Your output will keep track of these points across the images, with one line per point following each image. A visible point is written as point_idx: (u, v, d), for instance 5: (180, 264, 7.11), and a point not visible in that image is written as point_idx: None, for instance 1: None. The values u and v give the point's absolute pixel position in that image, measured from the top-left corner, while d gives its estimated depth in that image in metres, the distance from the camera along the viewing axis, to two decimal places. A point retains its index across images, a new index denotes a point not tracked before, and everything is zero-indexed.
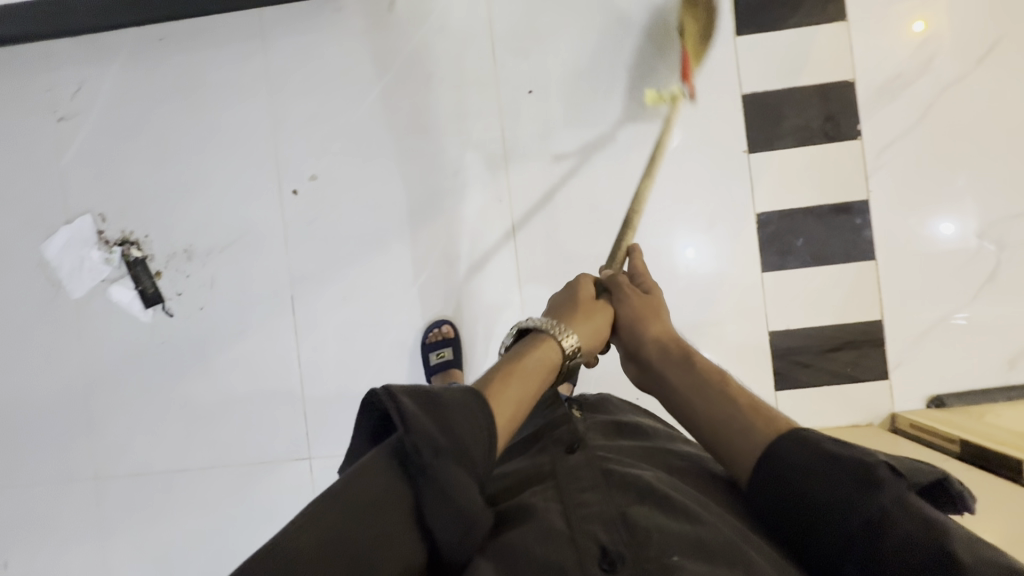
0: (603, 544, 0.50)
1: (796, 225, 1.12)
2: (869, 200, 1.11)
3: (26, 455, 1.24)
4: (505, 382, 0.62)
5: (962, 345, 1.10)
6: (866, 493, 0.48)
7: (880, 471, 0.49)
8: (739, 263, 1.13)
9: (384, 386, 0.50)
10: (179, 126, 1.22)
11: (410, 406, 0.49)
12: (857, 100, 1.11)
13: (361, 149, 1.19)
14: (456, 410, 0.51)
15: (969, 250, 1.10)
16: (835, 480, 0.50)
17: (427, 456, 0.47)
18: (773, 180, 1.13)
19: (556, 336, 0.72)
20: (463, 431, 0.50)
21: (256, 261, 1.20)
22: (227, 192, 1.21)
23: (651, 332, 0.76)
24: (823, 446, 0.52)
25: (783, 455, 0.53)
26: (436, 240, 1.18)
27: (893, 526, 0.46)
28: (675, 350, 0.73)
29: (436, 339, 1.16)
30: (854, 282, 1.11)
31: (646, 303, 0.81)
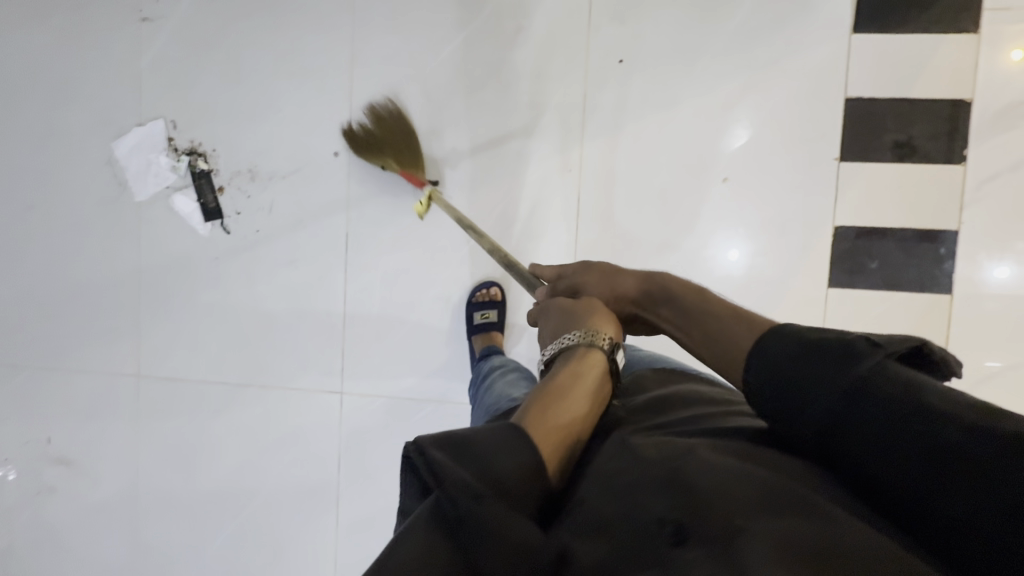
0: (660, 516, 0.45)
1: (875, 245, 1.06)
2: (959, 231, 1.05)
3: (74, 343, 1.30)
4: (543, 403, 0.55)
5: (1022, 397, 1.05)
6: (851, 370, 0.48)
7: (855, 349, 0.49)
8: (805, 274, 1.09)
9: (414, 439, 0.49)
10: (258, 45, 1.20)
11: (441, 456, 0.47)
12: (970, 123, 1.04)
13: (435, 95, 1.16)
14: (490, 447, 0.48)
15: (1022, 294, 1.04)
16: (827, 368, 0.49)
17: (467, 506, 0.45)
18: (860, 194, 1.07)
19: (591, 344, 0.63)
20: (506, 468, 0.47)
21: (316, 192, 1.20)
22: (297, 118, 1.20)
23: (627, 284, 0.72)
24: (803, 339, 0.53)
25: (775, 360, 0.53)
26: (497, 200, 1.16)
27: (892, 406, 0.45)
28: (659, 283, 0.70)
29: (482, 300, 1.16)
30: (923, 314, 1.06)
31: (600, 274, 0.75)
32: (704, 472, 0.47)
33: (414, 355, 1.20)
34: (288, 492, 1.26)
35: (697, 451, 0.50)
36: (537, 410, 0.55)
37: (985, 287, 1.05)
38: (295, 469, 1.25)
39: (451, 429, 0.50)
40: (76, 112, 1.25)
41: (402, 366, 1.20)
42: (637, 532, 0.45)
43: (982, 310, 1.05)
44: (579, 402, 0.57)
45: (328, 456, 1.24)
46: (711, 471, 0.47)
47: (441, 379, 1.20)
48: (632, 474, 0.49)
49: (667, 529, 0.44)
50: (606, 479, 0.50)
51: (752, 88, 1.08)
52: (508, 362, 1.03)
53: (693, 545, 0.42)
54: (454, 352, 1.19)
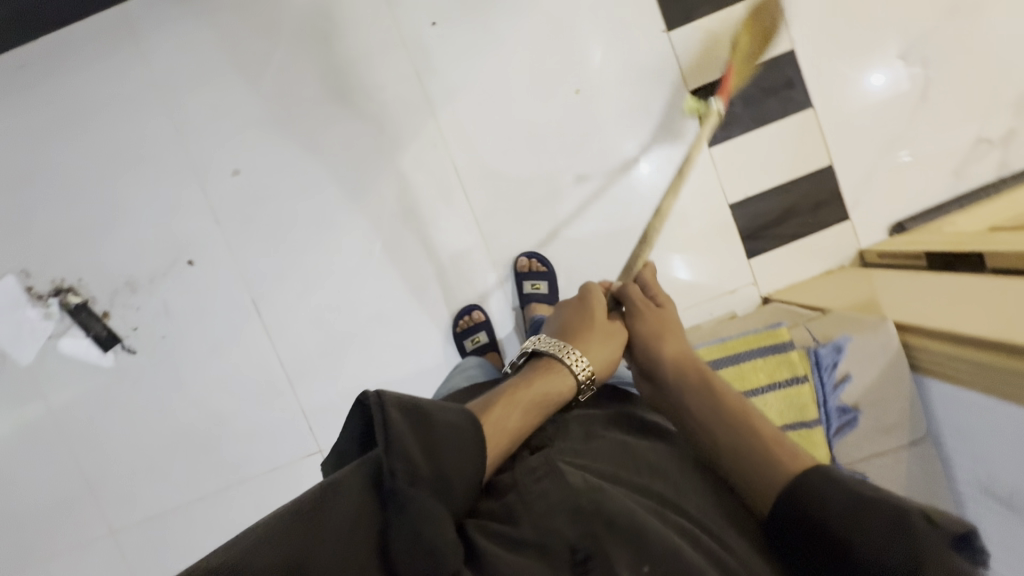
0: (570, 544, 0.50)
1: (731, 94, 1.11)
2: (794, 50, 1.10)
3: (32, 534, 1.20)
4: (506, 411, 0.61)
5: (909, 168, 1.12)
6: (895, 537, 0.46)
7: (912, 522, 0.46)
8: (685, 144, 1.12)
9: (376, 394, 0.54)
10: (76, 157, 1.12)
11: (398, 418, 0.52)
12: None
13: (276, 131, 1.12)
14: (443, 431, 0.53)
15: (902, 92, 1.11)
16: (865, 514, 0.48)
17: (400, 479, 0.49)
18: (699, 54, 1.10)
19: (568, 362, 0.68)
20: (451, 460, 0.52)
21: (203, 275, 1.14)
22: (150, 211, 1.13)
23: (666, 352, 0.70)
24: (858, 492, 0.50)
25: (818, 490, 0.51)
26: (381, 204, 1.14)
27: (902, 569, 0.45)
28: (693, 370, 0.66)
29: (467, 325, 1.14)
30: (797, 135, 1.11)
31: (660, 324, 0.74)
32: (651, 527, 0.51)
33: (373, 383, 1.17)
34: None
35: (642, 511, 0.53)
36: (495, 413, 0.61)
37: (837, 88, 1.11)
38: None
39: (417, 399, 0.55)
40: None
41: None
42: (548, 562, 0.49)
43: (843, 109, 1.11)
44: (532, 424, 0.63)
45: None
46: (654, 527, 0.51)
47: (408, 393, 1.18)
48: (553, 502, 0.53)
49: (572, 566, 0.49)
50: (541, 506, 0.53)
51: None
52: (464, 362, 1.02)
53: None
54: (408, 363, 1.17)
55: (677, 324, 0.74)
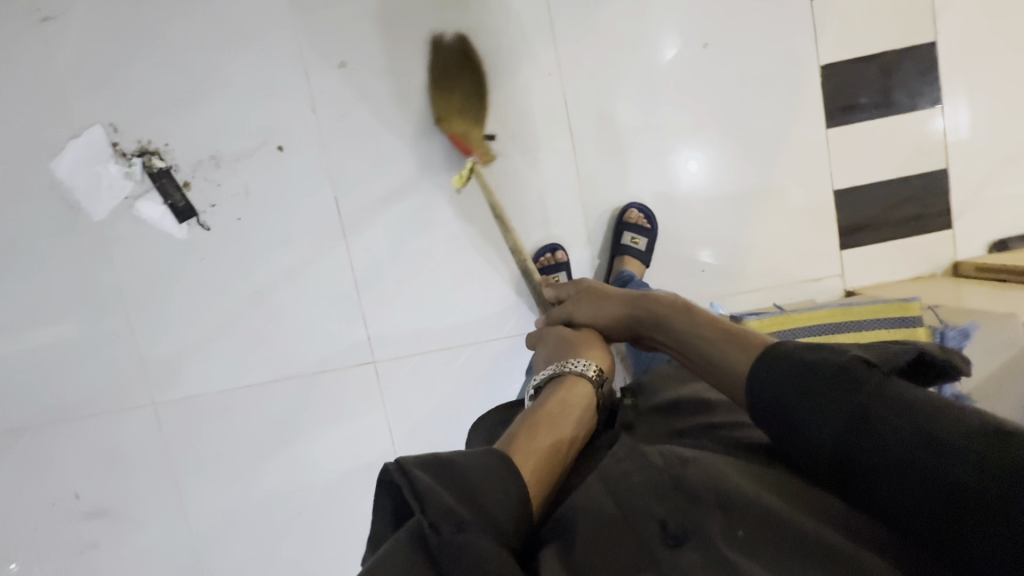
0: (660, 519, 0.51)
1: (862, 76, 1.07)
2: (936, 42, 1.06)
3: (75, 389, 1.20)
4: (534, 432, 0.63)
5: (1022, 187, 1.09)
6: (847, 394, 0.48)
7: (850, 370, 0.49)
8: (803, 122, 1.09)
9: (394, 461, 0.52)
10: (182, 18, 1.09)
11: (425, 477, 0.50)
12: None
13: (390, 26, 1.09)
14: (476, 475, 0.52)
15: (961, 139, 1.08)
16: (817, 394, 0.50)
17: (450, 535, 0.47)
18: (838, 29, 1.06)
19: (575, 371, 0.73)
20: (492, 500, 0.51)
21: (290, 163, 1.12)
22: (249, 88, 1.11)
23: (613, 304, 0.79)
24: (795, 361, 0.53)
25: (762, 382, 0.54)
26: (481, 125, 1.11)
27: (890, 419, 0.46)
28: (637, 309, 0.76)
29: (548, 264, 1.13)
30: (919, 132, 1.08)
31: (587, 297, 0.84)
32: (702, 488, 0.52)
33: (439, 303, 1.16)
34: (347, 476, 1.22)
35: (719, 474, 0.54)
36: (524, 439, 0.62)
37: (970, 90, 1.07)
38: (347, 450, 1.21)
39: (437, 454, 0.53)
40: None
41: (429, 317, 1.17)
42: (641, 535, 0.50)
43: (970, 112, 1.08)
44: (563, 435, 0.64)
45: (378, 428, 1.20)
46: (730, 488, 0.52)
47: (471, 319, 1.17)
48: (637, 480, 0.56)
49: (664, 535, 0.49)
50: (623, 483, 0.56)
51: None
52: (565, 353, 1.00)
53: (687, 547, 0.48)
54: (478, 291, 1.16)
55: (604, 287, 0.84)
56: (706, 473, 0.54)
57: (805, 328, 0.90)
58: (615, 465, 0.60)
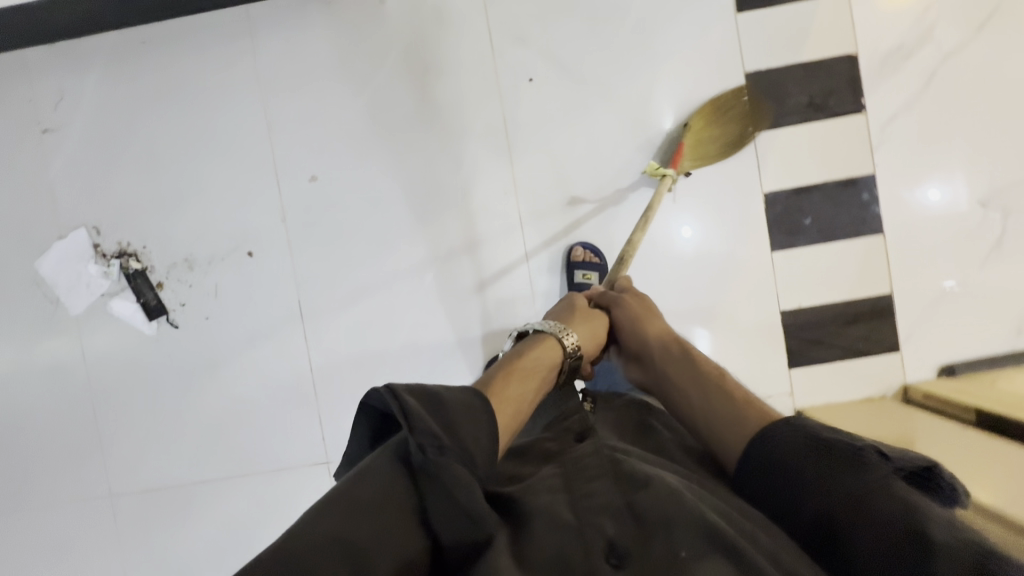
0: (609, 538, 0.49)
1: (805, 203, 1.11)
2: (875, 174, 1.10)
3: (36, 476, 1.22)
4: (511, 380, 0.64)
5: (968, 313, 1.11)
6: (859, 470, 0.49)
7: (863, 454, 0.50)
8: (749, 245, 1.13)
9: (388, 385, 0.50)
10: (167, 131, 1.17)
11: (413, 400, 0.49)
12: (862, 73, 1.10)
13: (358, 144, 1.16)
14: (456, 410, 0.51)
15: (959, 211, 1.10)
16: (837, 465, 0.50)
17: (434, 455, 0.47)
18: (779, 161, 1.12)
19: (557, 335, 0.74)
20: (469, 437, 0.50)
21: (257, 267, 1.17)
22: (226, 197, 1.17)
23: (651, 333, 0.78)
24: (816, 434, 0.53)
25: (794, 443, 0.53)
26: (441, 236, 1.17)
27: (884, 504, 0.46)
28: (676, 345, 0.75)
29: None
30: (863, 257, 1.11)
31: (641, 307, 0.83)
32: (669, 512, 0.50)
33: None
34: None
35: (679, 492, 0.52)
36: (500, 385, 0.62)
37: (911, 218, 1.11)
38: None
39: (427, 384, 0.52)
40: None
41: None
42: (586, 548, 0.48)
43: (912, 240, 1.11)
44: (533, 395, 0.65)
45: None
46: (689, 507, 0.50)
47: None
48: (600, 497, 0.52)
49: (608, 552, 0.48)
50: (584, 498, 0.52)
51: (657, 81, 1.13)
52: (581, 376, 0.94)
53: (627, 571, 0.47)
54: None
55: (660, 321, 0.81)
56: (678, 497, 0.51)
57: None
58: (585, 471, 0.55)
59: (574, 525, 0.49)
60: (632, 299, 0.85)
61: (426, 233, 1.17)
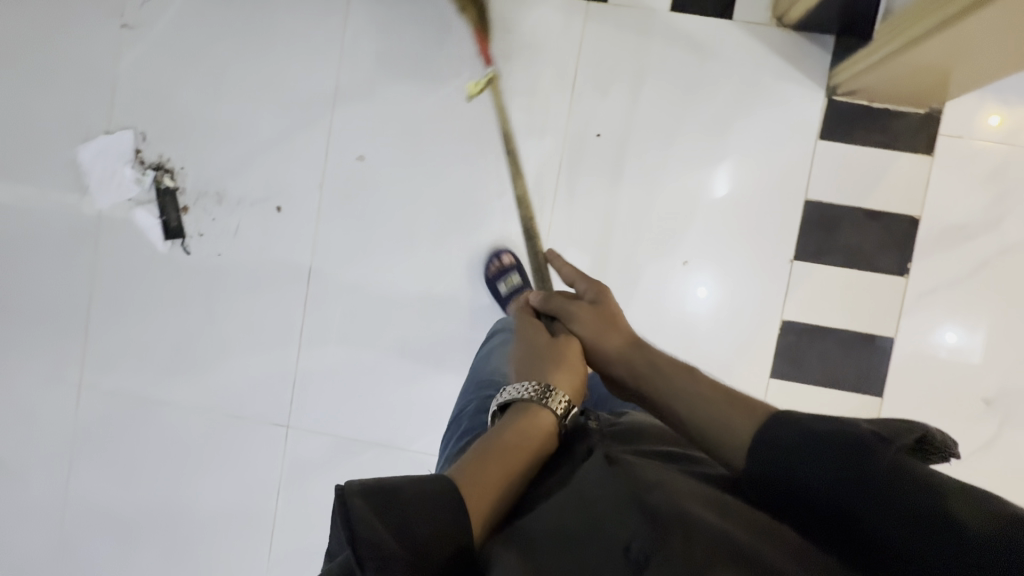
0: (626, 544, 0.48)
1: (817, 343, 1.11)
2: (894, 339, 1.10)
3: (15, 343, 1.25)
4: (487, 465, 0.57)
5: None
6: (866, 457, 0.48)
7: (865, 443, 0.48)
8: (750, 363, 1.13)
9: (340, 486, 0.46)
10: (237, 65, 1.18)
11: (364, 507, 0.45)
12: (917, 239, 1.08)
13: (413, 140, 1.17)
14: (414, 510, 0.47)
15: (970, 360, 1.09)
16: (836, 456, 0.49)
17: (382, 569, 0.44)
18: (807, 294, 1.11)
19: (543, 403, 0.66)
20: (428, 537, 0.47)
21: (281, 225, 1.19)
22: (273, 147, 1.18)
23: (612, 344, 0.72)
24: (806, 426, 0.52)
25: (783, 445, 0.52)
26: (462, 254, 1.17)
27: (912, 494, 0.45)
28: (639, 358, 0.70)
29: None
30: (854, 412, 1.11)
31: (597, 314, 0.75)
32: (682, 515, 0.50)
33: (364, 395, 1.20)
34: (219, 521, 1.24)
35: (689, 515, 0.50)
36: (475, 475, 0.55)
37: (915, 393, 1.10)
38: (230, 497, 1.23)
39: (384, 479, 0.48)
40: (40, 110, 1.21)
41: (351, 404, 1.20)
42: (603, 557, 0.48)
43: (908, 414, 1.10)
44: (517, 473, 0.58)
45: (266, 488, 1.22)
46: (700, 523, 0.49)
47: (388, 423, 1.20)
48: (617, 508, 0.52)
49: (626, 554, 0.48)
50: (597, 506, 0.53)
51: (717, 178, 1.12)
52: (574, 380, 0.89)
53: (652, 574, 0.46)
54: (404, 398, 1.19)
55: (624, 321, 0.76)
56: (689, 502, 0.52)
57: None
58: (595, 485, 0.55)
59: (584, 532, 0.50)
60: (591, 301, 0.78)
61: (449, 246, 1.17)
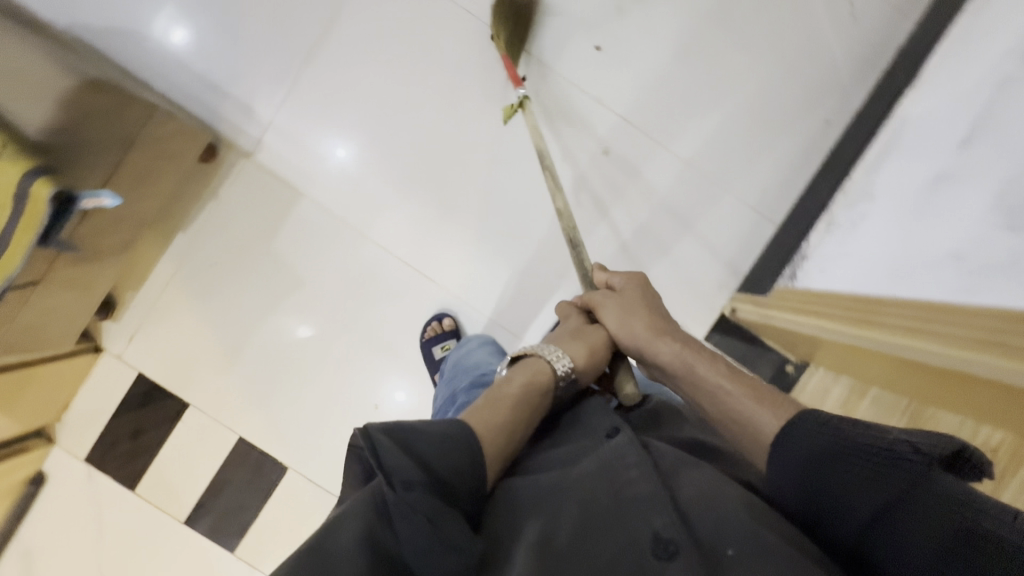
0: (655, 529, 0.50)
1: (248, 479, 1.17)
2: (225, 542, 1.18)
3: None
4: (486, 409, 0.57)
5: (70, 517, 1.18)
6: (885, 479, 0.46)
7: (897, 453, 0.46)
8: (253, 419, 1.16)
9: (360, 429, 0.48)
10: (749, 71, 1.13)
11: (391, 441, 0.47)
12: None
13: (597, 208, 1.15)
14: (431, 441, 0.49)
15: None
16: (863, 476, 0.47)
17: (410, 503, 0.45)
18: (295, 490, 1.17)
19: (550, 358, 0.65)
20: (453, 471, 0.49)
21: (578, 42, 1.12)
22: (656, 69, 1.13)
23: (644, 323, 0.71)
24: (837, 428, 0.49)
25: (808, 454, 0.50)
26: (472, 209, 1.15)
27: (929, 521, 0.43)
28: (670, 335, 0.69)
29: (331, 161, 1.14)
30: (177, 484, 1.18)
31: (634, 297, 0.74)
32: (722, 522, 0.50)
33: (377, 46, 1.12)
34: None
35: (704, 528, 0.51)
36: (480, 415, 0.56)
37: (174, 541, 1.18)
38: None
39: (403, 422, 0.50)
40: None
41: (373, 30, 1.12)
42: (632, 540, 0.50)
43: (158, 525, 1.18)
44: (505, 423, 0.57)
45: None
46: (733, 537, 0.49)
47: (337, 59, 1.12)
48: (648, 489, 0.53)
49: (655, 543, 0.49)
50: (619, 480, 0.54)
51: None
52: (474, 345, 0.97)
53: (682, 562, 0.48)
54: (357, 87, 1.13)
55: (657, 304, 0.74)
56: (724, 501, 0.52)
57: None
58: (619, 461, 0.56)
59: (610, 513, 0.52)
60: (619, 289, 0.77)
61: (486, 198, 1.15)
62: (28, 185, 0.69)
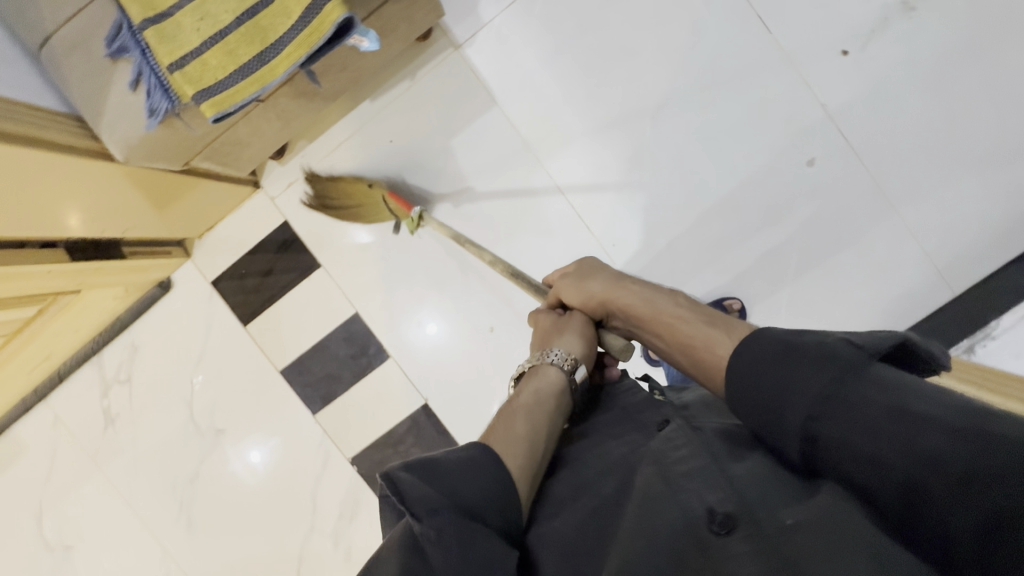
0: (709, 504, 0.50)
1: (348, 352, 1.21)
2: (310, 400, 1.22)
3: None
4: (507, 421, 0.57)
5: (180, 328, 1.24)
6: (844, 381, 0.49)
7: (838, 350, 0.50)
8: (374, 298, 1.19)
9: (380, 471, 0.48)
10: (986, 129, 1.05)
11: (409, 475, 0.47)
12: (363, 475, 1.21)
13: (776, 214, 1.11)
14: (451, 468, 0.49)
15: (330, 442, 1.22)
16: (823, 380, 0.49)
17: (437, 535, 0.44)
18: (388, 377, 1.20)
19: (549, 359, 0.65)
20: (476, 495, 0.48)
21: (824, 39, 1.06)
22: (892, 93, 1.06)
23: (600, 282, 0.73)
24: (780, 344, 0.53)
25: (758, 377, 0.53)
26: (651, 171, 1.12)
27: (907, 404, 0.45)
28: (621, 285, 0.71)
29: (532, 78, 1.11)
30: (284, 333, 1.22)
31: (576, 271, 0.78)
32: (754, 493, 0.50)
33: None
34: None
35: (753, 504, 0.50)
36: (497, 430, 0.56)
37: (264, 382, 1.23)
38: None
39: (422, 455, 0.50)
40: None
41: None
42: (685, 521, 0.50)
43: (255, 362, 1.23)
44: (527, 427, 0.57)
45: None
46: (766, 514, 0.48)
47: None
48: (691, 468, 0.53)
49: (710, 520, 0.49)
50: (672, 469, 0.54)
51: None
52: None
53: (736, 537, 0.47)
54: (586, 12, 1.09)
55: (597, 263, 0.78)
56: (769, 487, 0.51)
57: (240, 77, 0.73)
58: (671, 451, 0.56)
59: (663, 495, 0.52)
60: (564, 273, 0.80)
61: (667, 166, 1.12)
62: (323, 1, 0.70)
